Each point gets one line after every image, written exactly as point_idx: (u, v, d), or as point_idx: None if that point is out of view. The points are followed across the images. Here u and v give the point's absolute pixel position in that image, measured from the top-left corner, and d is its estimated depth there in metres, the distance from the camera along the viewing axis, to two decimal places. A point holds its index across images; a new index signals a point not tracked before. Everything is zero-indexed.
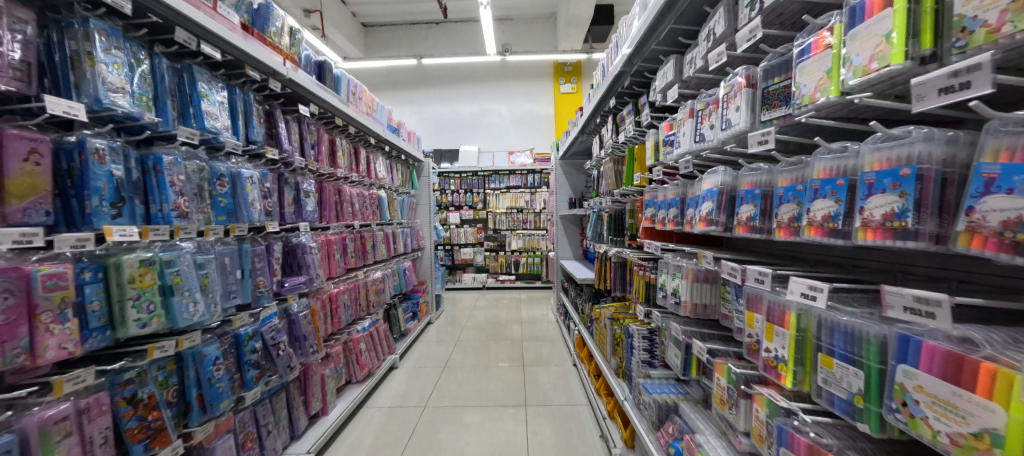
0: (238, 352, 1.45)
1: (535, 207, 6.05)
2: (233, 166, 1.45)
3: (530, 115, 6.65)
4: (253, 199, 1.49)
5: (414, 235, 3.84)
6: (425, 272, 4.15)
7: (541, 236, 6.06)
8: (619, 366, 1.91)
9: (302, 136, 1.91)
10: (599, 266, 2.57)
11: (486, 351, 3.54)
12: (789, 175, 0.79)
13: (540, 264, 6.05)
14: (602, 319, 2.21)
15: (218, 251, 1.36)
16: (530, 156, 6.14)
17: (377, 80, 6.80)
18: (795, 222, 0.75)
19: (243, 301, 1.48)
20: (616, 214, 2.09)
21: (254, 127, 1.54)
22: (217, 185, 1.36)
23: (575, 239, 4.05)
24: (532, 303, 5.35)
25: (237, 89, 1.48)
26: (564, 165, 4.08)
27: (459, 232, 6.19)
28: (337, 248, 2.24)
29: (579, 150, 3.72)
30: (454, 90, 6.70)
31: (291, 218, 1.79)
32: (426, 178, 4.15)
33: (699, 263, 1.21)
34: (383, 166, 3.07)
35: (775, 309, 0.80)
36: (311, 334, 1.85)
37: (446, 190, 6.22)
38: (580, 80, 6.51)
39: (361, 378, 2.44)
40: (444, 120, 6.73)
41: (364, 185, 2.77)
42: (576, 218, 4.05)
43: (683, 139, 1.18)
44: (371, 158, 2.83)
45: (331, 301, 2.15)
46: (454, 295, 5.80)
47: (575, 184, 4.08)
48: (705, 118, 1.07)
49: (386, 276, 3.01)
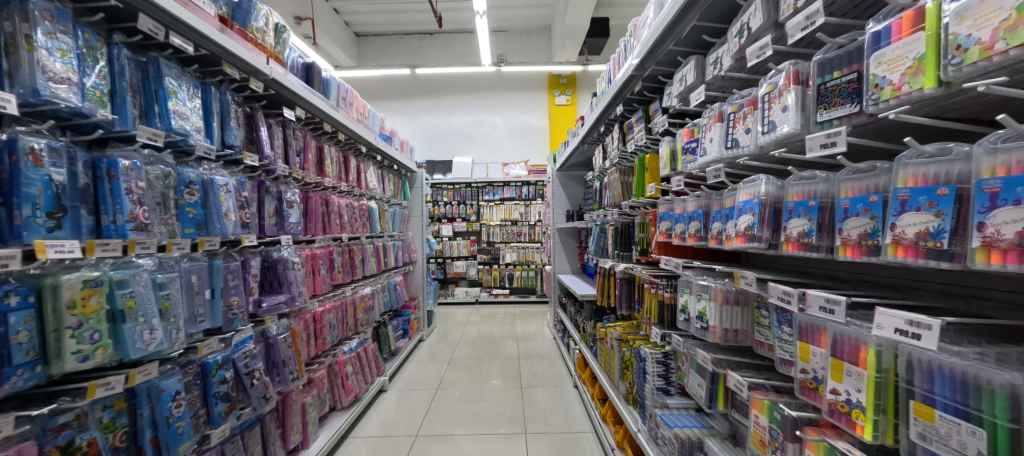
0: (205, 384, 1.27)
1: (529, 220, 5.94)
2: (206, 172, 1.29)
3: (525, 126, 6.59)
4: (227, 209, 1.33)
5: (405, 248, 3.67)
6: (417, 287, 3.97)
7: (536, 249, 5.93)
8: (629, 392, 1.76)
9: (286, 141, 1.77)
10: (603, 282, 2.44)
11: (481, 370, 3.34)
12: (856, 184, 0.68)
13: (535, 278, 5.90)
14: (608, 339, 2.06)
15: (183, 269, 1.19)
16: (525, 167, 6.06)
17: (368, 90, 6.68)
18: (871, 240, 0.63)
19: (213, 325, 1.30)
20: (623, 227, 1.96)
21: (231, 130, 1.39)
22: (186, 193, 1.20)
23: (573, 252, 3.93)
24: (528, 318, 5.18)
25: (213, 88, 1.33)
26: (562, 176, 3.98)
27: (452, 244, 6.02)
28: (322, 263, 2.07)
29: (578, 161, 3.62)
30: (448, 100, 6.63)
31: (272, 231, 1.63)
32: (418, 189, 4.01)
33: (729, 283, 1.08)
34: (375, 176, 2.92)
35: (843, 342, 0.67)
36: (291, 359, 1.66)
37: (439, 202, 6.07)
38: (575, 92, 6.50)
39: (347, 405, 2.24)
40: (438, 131, 6.63)
41: (353, 196, 2.62)
42: (574, 231, 3.93)
43: (710, 145, 1.07)
44: (362, 167, 2.69)
45: (314, 321, 1.97)
46: (446, 310, 5.60)
47: (572, 196, 3.98)
48: (738, 121, 0.96)
49: (376, 292, 2.83)
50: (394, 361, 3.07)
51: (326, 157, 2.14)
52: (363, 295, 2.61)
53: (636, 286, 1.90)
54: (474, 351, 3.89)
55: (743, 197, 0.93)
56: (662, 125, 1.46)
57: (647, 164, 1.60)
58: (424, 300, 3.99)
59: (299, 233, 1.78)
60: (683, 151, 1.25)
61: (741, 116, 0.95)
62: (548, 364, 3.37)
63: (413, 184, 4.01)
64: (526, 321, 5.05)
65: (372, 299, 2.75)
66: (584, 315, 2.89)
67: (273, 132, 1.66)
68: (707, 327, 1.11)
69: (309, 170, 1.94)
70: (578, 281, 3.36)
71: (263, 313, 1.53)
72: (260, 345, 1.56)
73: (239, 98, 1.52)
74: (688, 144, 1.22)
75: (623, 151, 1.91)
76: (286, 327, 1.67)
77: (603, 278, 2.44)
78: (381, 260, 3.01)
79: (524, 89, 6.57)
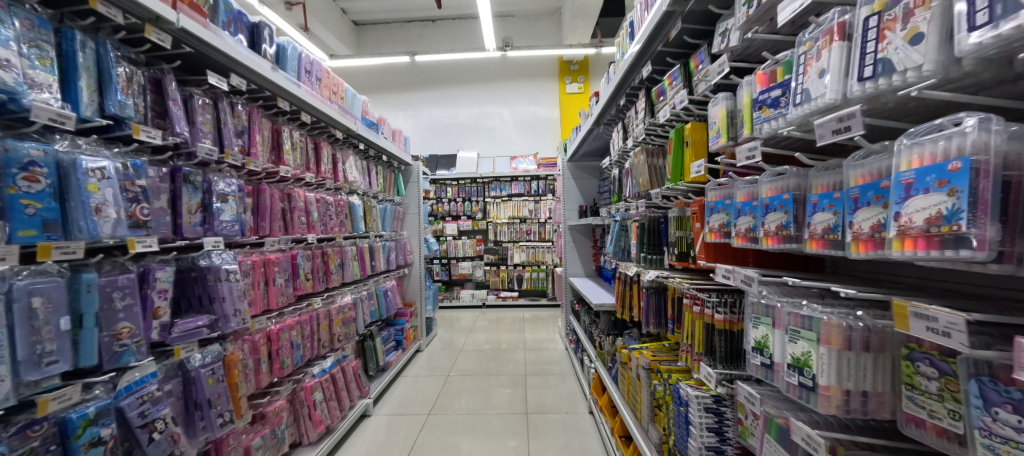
0: (66, 448, 0.90)
1: (539, 217, 5.51)
2: (66, 152, 0.92)
3: (534, 117, 6.16)
4: (101, 203, 0.95)
5: (398, 251, 3.28)
6: (413, 292, 3.59)
7: (547, 248, 5.49)
8: (662, 441, 1.33)
9: (219, 118, 1.39)
10: (625, 291, 2.00)
11: (483, 386, 2.94)
12: None
13: (545, 280, 5.48)
14: (631, 365, 1.63)
15: (17, 288, 0.82)
16: (534, 161, 5.63)
17: (368, 82, 6.33)
18: None
19: (81, 364, 0.93)
20: (651, 223, 1.52)
21: (115, 94, 1.02)
22: (22, 179, 0.83)
23: (587, 253, 3.49)
24: (538, 324, 4.75)
25: (75, 34, 0.95)
26: (575, 168, 3.53)
27: (457, 244, 5.63)
28: (279, 271, 1.69)
29: (592, 149, 3.17)
30: (452, 91, 6.25)
31: (193, 232, 1.26)
32: (415, 184, 3.62)
33: (850, 316, 0.65)
34: (358, 167, 2.54)
35: None
36: (223, 396, 1.29)
37: (443, 199, 5.68)
38: (587, 79, 6.04)
39: (316, 439, 1.86)
40: (441, 124, 6.27)
41: (328, 190, 2.24)
42: (588, 229, 3.49)
43: (819, 83, 0.63)
44: (339, 156, 2.30)
45: (267, 343, 1.60)
46: (451, 315, 5.23)
47: (586, 190, 3.53)
48: (888, 27, 0.52)
49: (359, 301, 2.46)
50: (383, 377, 2.68)
51: (285, 141, 1.76)
52: (342, 305, 2.24)
53: (672, 300, 1.46)
54: (479, 362, 3.48)
55: (910, 164, 0.49)
56: (717, 73, 1.00)
57: (690, 136, 1.16)
58: (421, 306, 3.60)
59: (237, 234, 1.40)
60: (757, 107, 0.81)
61: (899, 16, 0.51)
62: (559, 381, 2.94)
63: (409, 179, 3.62)
64: (536, 327, 4.63)
65: (353, 310, 2.38)
66: (601, 327, 2.45)
67: (195, 105, 1.28)
68: (811, 385, 0.66)
69: (258, 155, 1.57)
70: (593, 286, 2.92)
71: (174, 341, 1.16)
72: (175, 382, 1.19)
73: (139, 57, 1.14)
74: (766, 93, 0.79)
75: (652, 123, 1.46)
76: (215, 356, 1.30)
77: (625, 286, 2.01)
78: (367, 263, 2.63)
79: (532, 78, 6.14)
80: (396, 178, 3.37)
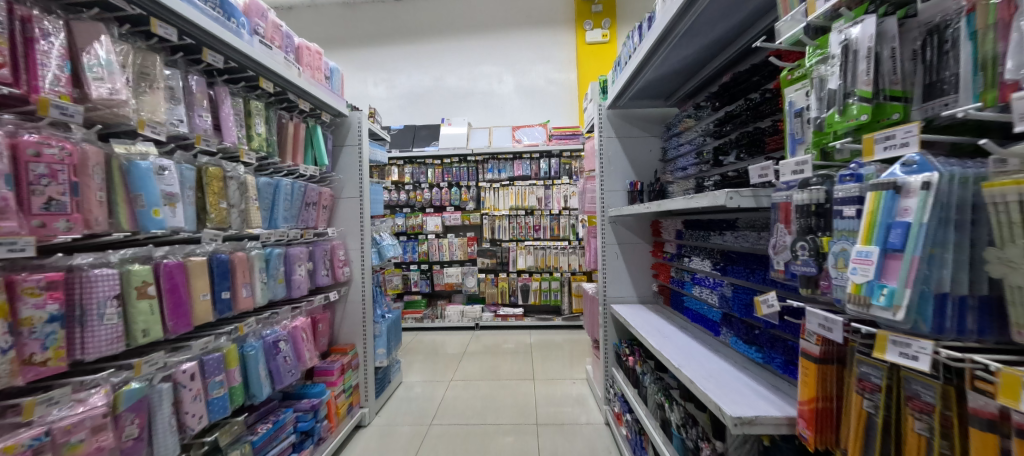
0: None
1: (551, 207, 4.05)
2: None
3: (542, 77, 4.70)
4: None
5: (310, 264, 1.83)
6: (351, 330, 2.14)
7: (562, 249, 4.04)
8: None
9: None
10: (910, 436, 0.57)
11: None
12: None
13: (560, 292, 4.04)
14: None
15: None
16: (544, 132, 4.18)
17: (329, 34, 4.91)
18: None
19: None
20: None
21: None
22: None
23: (642, 264, 2.05)
24: (553, 359, 3.31)
25: None
26: (620, 120, 2.07)
27: (441, 244, 4.19)
28: None
29: (658, 78, 1.73)
30: (437, 44, 4.80)
31: None
32: (354, 149, 2.14)
33: None
34: (165, 82, 1.10)
35: None
36: None
37: (421, 183, 4.22)
38: (613, 23, 4.54)
39: None
40: (422, 88, 4.82)
41: (6, 117, 0.81)
42: (645, 226, 2.05)
43: None
44: (52, 25, 0.86)
45: None
46: (433, 342, 3.82)
47: (640, 157, 2.07)
48: None
49: (154, 397, 1.03)
50: None
51: None
52: (51, 431, 0.81)
53: None
54: (461, 442, 2.04)
55: None
56: None
57: None
58: (366, 354, 2.15)
59: None
60: None
61: None
62: None
63: (340, 141, 2.14)
64: (551, 363, 3.19)
65: (121, 427, 0.95)
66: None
67: None
68: None
69: None
70: (675, 335, 1.48)
71: None
72: None
73: None
74: None
75: None
76: None
77: (907, 419, 0.58)
78: (206, 297, 1.20)
79: (541, 25, 4.68)
80: (310, 131, 1.86)
